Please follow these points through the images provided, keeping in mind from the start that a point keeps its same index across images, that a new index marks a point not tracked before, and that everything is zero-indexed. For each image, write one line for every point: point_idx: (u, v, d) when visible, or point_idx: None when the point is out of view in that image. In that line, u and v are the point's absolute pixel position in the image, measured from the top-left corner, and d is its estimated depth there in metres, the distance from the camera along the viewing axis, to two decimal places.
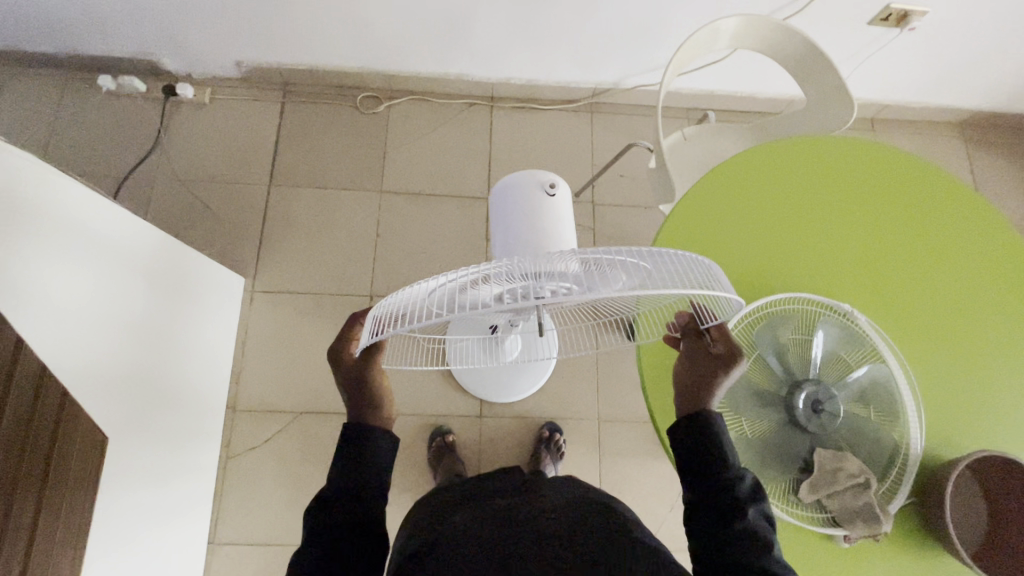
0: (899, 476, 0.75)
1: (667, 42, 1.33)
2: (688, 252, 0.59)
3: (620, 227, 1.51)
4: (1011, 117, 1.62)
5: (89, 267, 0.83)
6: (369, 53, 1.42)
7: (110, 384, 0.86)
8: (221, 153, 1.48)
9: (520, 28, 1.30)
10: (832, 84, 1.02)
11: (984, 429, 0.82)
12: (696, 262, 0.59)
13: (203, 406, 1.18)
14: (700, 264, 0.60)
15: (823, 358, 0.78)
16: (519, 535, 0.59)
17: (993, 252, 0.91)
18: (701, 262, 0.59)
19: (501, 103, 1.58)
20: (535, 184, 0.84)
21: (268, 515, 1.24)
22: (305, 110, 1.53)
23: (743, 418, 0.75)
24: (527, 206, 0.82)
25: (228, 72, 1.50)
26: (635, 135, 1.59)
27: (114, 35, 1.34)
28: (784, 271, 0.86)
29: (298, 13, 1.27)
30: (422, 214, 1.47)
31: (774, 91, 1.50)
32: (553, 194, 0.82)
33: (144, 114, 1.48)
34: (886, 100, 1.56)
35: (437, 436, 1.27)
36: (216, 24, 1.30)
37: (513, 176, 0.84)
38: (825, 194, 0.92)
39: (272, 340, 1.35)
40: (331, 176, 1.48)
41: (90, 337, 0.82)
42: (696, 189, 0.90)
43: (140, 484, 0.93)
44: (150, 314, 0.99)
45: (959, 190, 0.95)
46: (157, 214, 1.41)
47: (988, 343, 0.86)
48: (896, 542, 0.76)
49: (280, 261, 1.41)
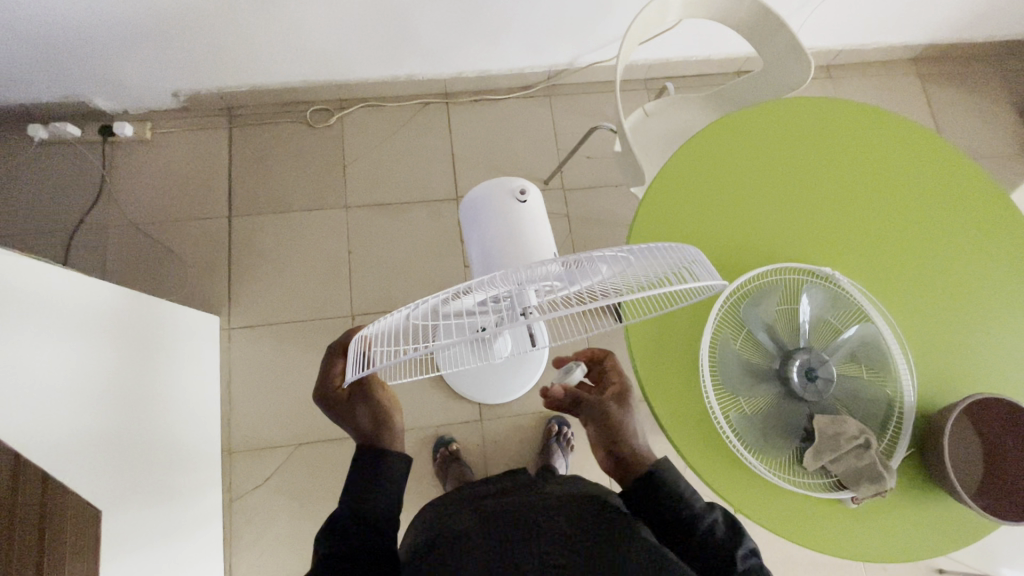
0: (897, 431, 0.77)
1: (615, 16, 1.30)
2: (666, 243, 0.59)
3: (594, 210, 1.49)
4: (960, 48, 1.63)
5: (49, 339, 0.80)
6: (311, 65, 1.36)
7: (89, 455, 0.81)
8: (173, 189, 1.42)
9: (464, 21, 1.26)
10: (788, 43, 1.01)
11: (973, 370, 0.83)
12: (674, 253, 0.59)
13: (197, 455, 1.15)
14: (677, 253, 0.59)
15: (812, 325, 0.79)
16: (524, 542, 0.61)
17: (963, 193, 0.92)
18: (678, 252, 0.59)
19: (456, 99, 1.53)
20: (504, 191, 0.88)
21: (282, 552, 1.22)
22: (254, 133, 1.47)
23: (740, 397, 0.76)
24: (501, 214, 0.87)
25: (166, 103, 1.42)
26: (596, 114, 1.56)
27: (37, 81, 1.26)
28: (763, 241, 0.86)
29: (230, 31, 1.20)
30: (391, 224, 1.44)
31: (728, 51, 1.48)
32: (523, 200, 0.88)
33: (84, 160, 1.40)
34: (839, 46, 1.55)
35: (441, 447, 1.26)
36: (144, 56, 1.23)
37: (486, 186, 0.90)
38: (793, 158, 0.91)
39: (259, 375, 1.32)
40: (292, 198, 1.43)
41: (62, 413, 0.79)
42: (667, 170, 0.88)
43: (144, 548, 0.91)
44: (123, 374, 0.95)
45: (926, 136, 0.95)
46: (116, 262, 1.35)
47: (967, 285, 0.87)
48: (902, 493, 0.77)
49: (253, 294, 1.37)
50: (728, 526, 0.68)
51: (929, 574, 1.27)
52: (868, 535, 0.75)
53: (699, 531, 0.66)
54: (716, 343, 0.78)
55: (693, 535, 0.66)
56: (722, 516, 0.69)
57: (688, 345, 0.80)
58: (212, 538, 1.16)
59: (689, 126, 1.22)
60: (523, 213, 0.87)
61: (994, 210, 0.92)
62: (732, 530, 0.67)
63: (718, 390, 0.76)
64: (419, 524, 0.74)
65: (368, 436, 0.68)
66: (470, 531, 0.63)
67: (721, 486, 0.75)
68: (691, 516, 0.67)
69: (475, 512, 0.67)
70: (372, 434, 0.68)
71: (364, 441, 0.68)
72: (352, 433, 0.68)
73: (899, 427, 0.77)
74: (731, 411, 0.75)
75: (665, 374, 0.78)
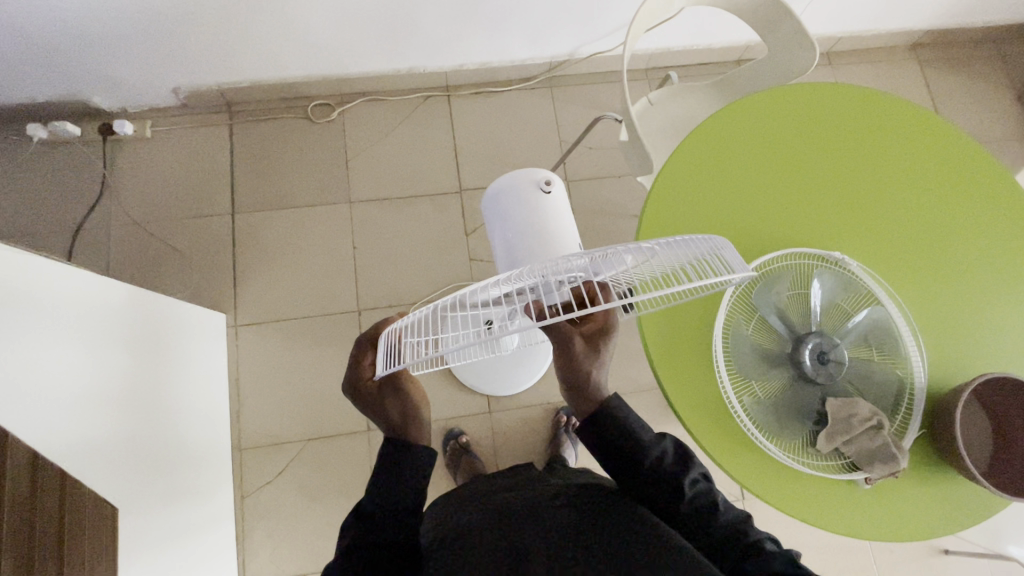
0: (908, 412, 0.78)
1: (617, 5, 1.30)
2: (694, 235, 0.58)
3: (598, 201, 1.49)
4: (959, 33, 1.63)
5: (57, 339, 0.79)
6: (312, 59, 1.35)
7: (99, 455, 0.81)
8: (175, 188, 1.41)
9: (466, 13, 1.25)
10: (793, 29, 1.01)
11: (982, 351, 0.84)
12: (702, 244, 0.58)
13: (208, 452, 1.15)
14: (705, 245, 0.59)
15: (824, 309, 0.79)
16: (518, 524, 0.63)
17: (969, 175, 0.93)
18: (706, 244, 0.58)
19: (457, 92, 1.53)
20: (528, 182, 0.89)
21: (295, 547, 1.23)
22: (255, 130, 1.46)
23: (753, 381, 0.76)
24: (526, 204, 0.88)
25: (166, 101, 1.41)
26: (598, 105, 1.56)
27: (35, 80, 1.25)
28: (773, 227, 0.86)
29: (229, 27, 1.19)
30: (395, 219, 1.43)
31: (729, 39, 1.48)
32: (548, 191, 0.89)
33: (85, 159, 1.39)
34: (839, 32, 1.55)
35: (451, 439, 1.27)
36: (142, 53, 1.22)
37: (511, 176, 0.90)
38: (801, 143, 0.91)
39: (266, 372, 1.32)
40: (295, 194, 1.43)
41: (73, 412, 0.79)
42: (675, 157, 0.88)
43: (160, 545, 0.91)
44: (133, 374, 0.95)
45: (930, 119, 0.96)
46: (120, 262, 1.35)
47: (975, 266, 0.88)
48: (915, 473, 0.78)
49: (259, 291, 1.36)
50: (677, 456, 0.70)
51: (935, 554, 1.29)
52: (881, 514, 0.76)
53: (646, 462, 0.67)
54: (729, 329, 0.78)
55: (641, 465, 0.67)
56: (670, 446, 0.70)
57: (702, 331, 0.80)
58: (225, 535, 1.16)
59: (694, 114, 1.22)
60: (547, 205, 0.88)
61: (1000, 193, 0.92)
62: (680, 459, 0.69)
63: (731, 375, 0.77)
64: (431, 516, 0.76)
65: (396, 430, 0.68)
66: (475, 518, 0.66)
67: (736, 469, 0.75)
68: (637, 447, 0.68)
69: (480, 506, 0.69)
70: (399, 428, 0.68)
71: (393, 434, 0.68)
72: (381, 425, 0.68)
73: (909, 408, 0.78)
74: (745, 395, 0.76)
75: (678, 359, 0.79)
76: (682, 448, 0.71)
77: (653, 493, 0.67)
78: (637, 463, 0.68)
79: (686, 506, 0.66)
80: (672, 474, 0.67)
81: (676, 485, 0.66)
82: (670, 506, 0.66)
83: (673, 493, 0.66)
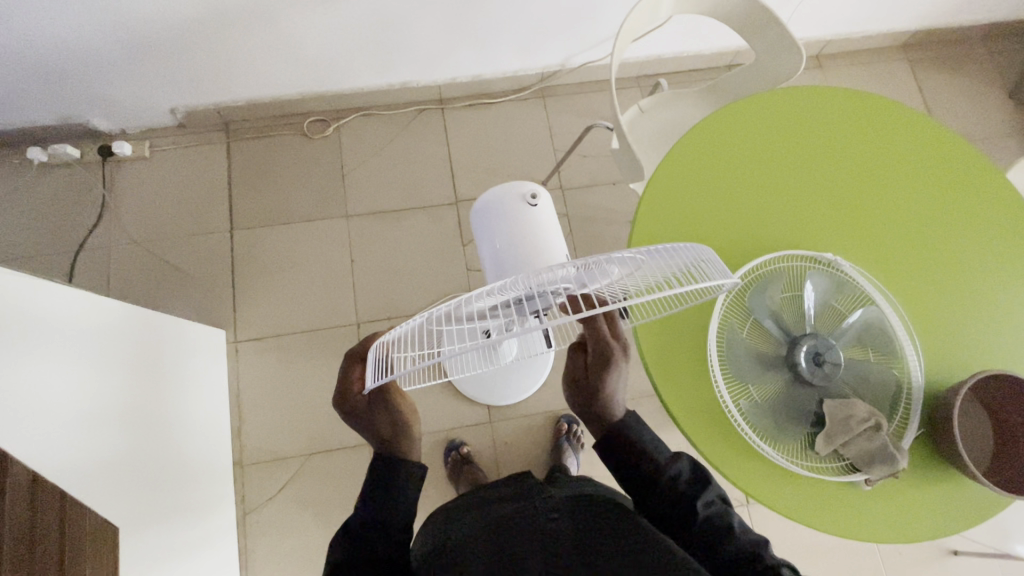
0: (906, 411, 0.78)
1: (606, 16, 1.31)
2: (679, 243, 0.59)
3: (592, 208, 1.50)
4: (947, 32, 1.65)
5: (55, 362, 0.80)
6: (307, 76, 1.37)
7: (93, 477, 0.80)
8: (174, 207, 1.42)
9: (457, 26, 1.27)
10: (778, 35, 1.02)
11: (980, 350, 0.84)
12: (686, 252, 0.59)
13: (210, 469, 1.15)
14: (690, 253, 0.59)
15: (818, 310, 0.80)
16: (522, 533, 0.63)
17: (957, 171, 0.93)
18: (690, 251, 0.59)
19: (451, 105, 1.54)
20: (516, 195, 0.90)
21: (298, 565, 1.22)
22: (251, 147, 1.47)
23: (748, 385, 0.76)
24: (514, 217, 0.88)
25: (163, 121, 1.43)
26: (589, 113, 1.58)
27: (36, 104, 1.27)
28: (766, 230, 0.87)
29: (226, 46, 1.21)
30: (391, 232, 1.44)
31: (718, 46, 1.50)
32: (535, 204, 0.90)
33: (85, 181, 1.41)
34: (827, 37, 1.57)
35: (453, 450, 1.27)
36: (140, 74, 1.24)
37: (499, 189, 0.91)
38: (791, 145, 0.92)
39: (267, 388, 1.32)
40: (293, 210, 1.44)
41: (76, 433, 0.79)
42: (666, 163, 0.89)
43: (164, 558, 0.91)
44: (135, 392, 0.96)
45: (916, 118, 0.96)
46: (121, 281, 1.36)
47: (969, 262, 0.88)
48: (916, 474, 0.78)
49: (258, 307, 1.37)
50: (693, 476, 0.71)
51: (944, 555, 1.28)
52: (885, 517, 0.76)
53: (662, 480, 0.70)
54: (723, 333, 0.78)
55: (657, 485, 0.70)
56: (688, 465, 0.72)
57: (696, 336, 0.80)
58: (228, 551, 1.16)
59: (684, 121, 1.23)
60: (534, 217, 0.89)
61: (992, 190, 0.93)
62: (697, 479, 0.71)
63: (726, 378, 0.77)
64: (429, 527, 0.76)
65: (387, 443, 0.70)
66: (476, 529, 0.66)
67: (735, 474, 0.75)
68: (654, 466, 0.71)
69: (480, 517, 0.69)
70: (389, 441, 0.70)
71: (383, 447, 0.70)
72: (372, 439, 0.70)
73: (908, 408, 0.78)
74: (741, 399, 0.76)
75: (673, 367, 0.79)
76: (699, 469, 0.72)
77: (667, 511, 0.69)
78: (653, 481, 0.71)
79: (699, 526, 0.66)
80: (686, 493, 0.69)
81: (690, 503, 0.68)
82: (682, 525, 0.68)
83: (687, 511, 0.67)
